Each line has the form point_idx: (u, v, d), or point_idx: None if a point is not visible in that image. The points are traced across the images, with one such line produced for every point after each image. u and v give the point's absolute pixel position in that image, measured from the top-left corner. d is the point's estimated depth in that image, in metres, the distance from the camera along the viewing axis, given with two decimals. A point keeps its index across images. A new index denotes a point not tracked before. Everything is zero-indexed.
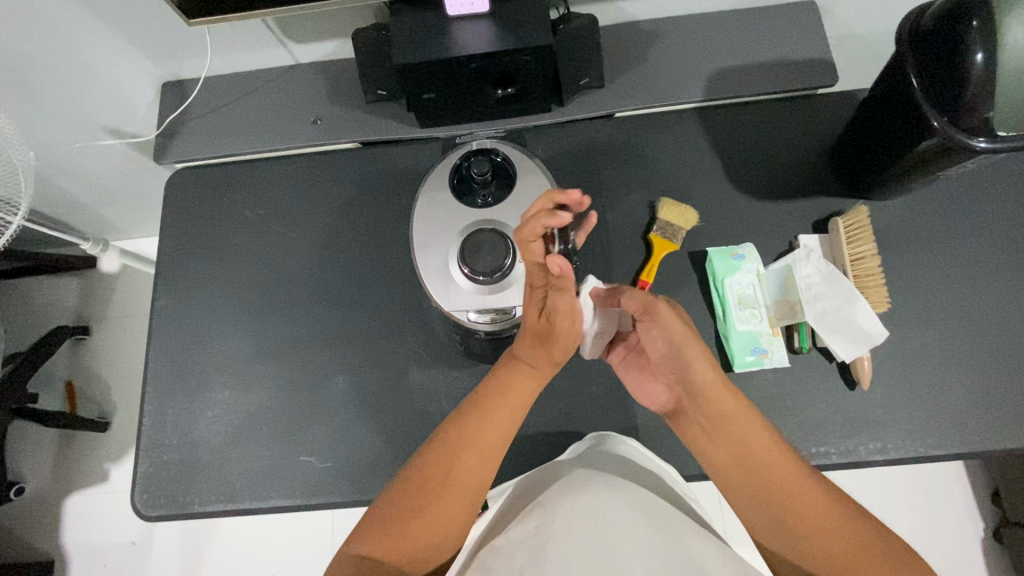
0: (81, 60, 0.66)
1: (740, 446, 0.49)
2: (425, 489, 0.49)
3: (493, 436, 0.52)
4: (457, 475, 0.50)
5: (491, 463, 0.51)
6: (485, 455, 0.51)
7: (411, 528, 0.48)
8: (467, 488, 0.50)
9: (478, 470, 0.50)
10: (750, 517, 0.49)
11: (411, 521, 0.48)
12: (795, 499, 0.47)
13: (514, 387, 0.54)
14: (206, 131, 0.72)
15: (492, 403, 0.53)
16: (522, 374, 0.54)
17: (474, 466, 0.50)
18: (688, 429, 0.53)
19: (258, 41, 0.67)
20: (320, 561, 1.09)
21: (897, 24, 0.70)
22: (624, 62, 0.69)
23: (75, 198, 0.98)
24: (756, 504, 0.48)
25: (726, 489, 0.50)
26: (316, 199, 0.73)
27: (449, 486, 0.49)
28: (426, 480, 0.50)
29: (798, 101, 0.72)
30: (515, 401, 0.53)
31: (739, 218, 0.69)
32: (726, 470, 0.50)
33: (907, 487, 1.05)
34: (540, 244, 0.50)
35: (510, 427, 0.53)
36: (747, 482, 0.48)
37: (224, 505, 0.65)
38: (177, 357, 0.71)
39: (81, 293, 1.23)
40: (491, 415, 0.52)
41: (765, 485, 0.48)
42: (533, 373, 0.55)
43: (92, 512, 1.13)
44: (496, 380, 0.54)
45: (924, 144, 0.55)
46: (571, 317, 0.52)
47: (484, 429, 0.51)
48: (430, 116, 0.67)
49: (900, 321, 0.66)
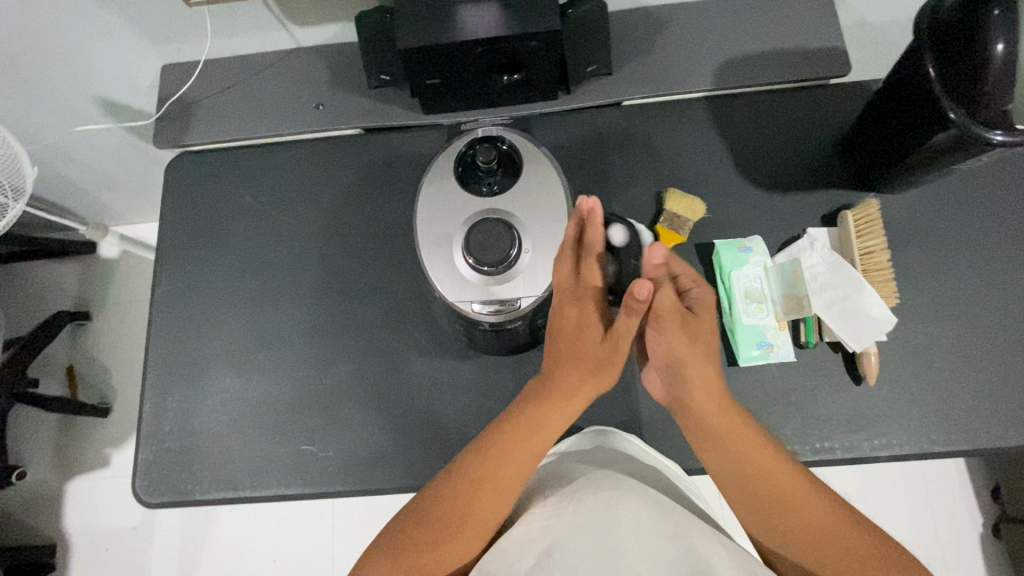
0: (79, 41, 0.65)
1: (742, 460, 0.49)
2: (444, 521, 0.50)
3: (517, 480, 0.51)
4: (476, 514, 0.50)
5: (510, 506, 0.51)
6: (507, 497, 0.51)
7: (428, 556, 0.49)
8: (486, 525, 0.50)
9: (496, 512, 0.51)
10: (748, 517, 0.50)
11: (427, 549, 0.49)
12: (776, 484, 0.48)
13: (542, 428, 0.53)
14: (206, 116, 0.71)
15: (521, 444, 0.52)
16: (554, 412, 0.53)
17: (493, 508, 0.50)
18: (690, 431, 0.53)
19: (259, 23, 0.65)
20: (319, 548, 1.09)
21: (912, 14, 0.68)
22: (633, 49, 0.68)
23: (73, 181, 0.97)
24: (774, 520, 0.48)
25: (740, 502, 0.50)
26: (318, 186, 0.72)
27: (467, 523, 0.50)
28: (445, 511, 0.50)
29: (810, 91, 0.70)
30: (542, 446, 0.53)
31: (748, 209, 0.68)
32: (735, 484, 0.50)
33: (908, 481, 1.05)
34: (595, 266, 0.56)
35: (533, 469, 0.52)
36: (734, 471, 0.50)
37: (225, 492, 0.65)
38: (177, 343, 0.70)
39: (81, 278, 1.22)
40: (516, 459, 0.51)
41: (762, 484, 0.49)
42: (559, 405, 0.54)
43: (94, 496, 1.13)
44: (528, 417, 0.53)
45: (940, 136, 0.54)
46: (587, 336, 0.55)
47: (511, 472, 0.51)
48: (434, 102, 0.66)
49: (908, 316, 0.65)
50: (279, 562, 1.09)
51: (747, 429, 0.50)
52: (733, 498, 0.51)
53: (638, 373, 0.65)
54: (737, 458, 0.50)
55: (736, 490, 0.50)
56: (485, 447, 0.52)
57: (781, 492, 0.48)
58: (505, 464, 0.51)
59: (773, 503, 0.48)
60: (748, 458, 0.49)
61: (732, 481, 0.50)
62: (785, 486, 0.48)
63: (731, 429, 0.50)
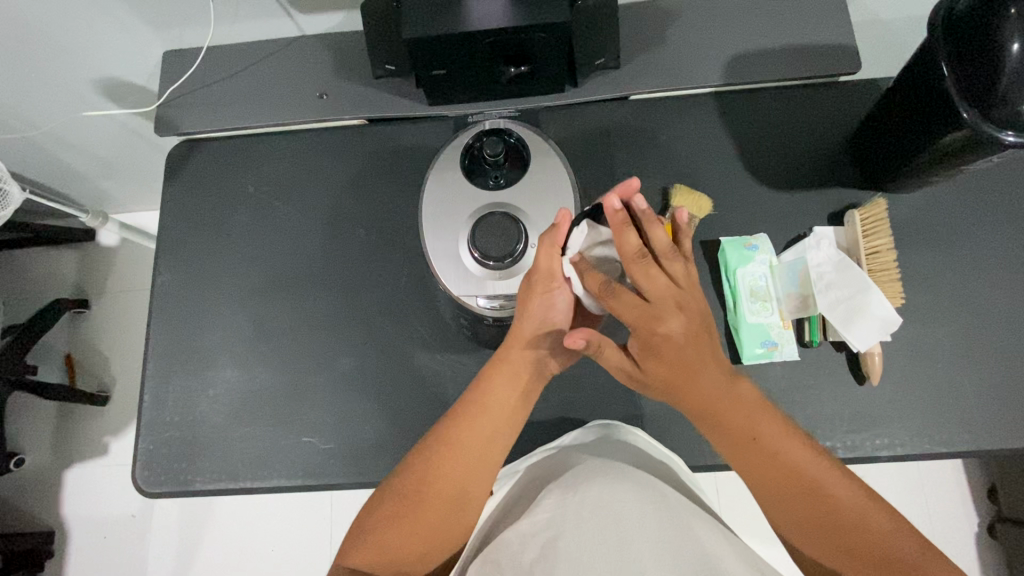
0: (80, 26, 0.64)
1: (767, 453, 0.49)
2: (406, 496, 0.51)
3: (473, 441, 0.52)
4: (440, 483, 0.51)
5: (477, 472, 0.52)
6: (466, 462, 0.52)
7: (392, 534, 0.50)
8: (449, 495, 0.51)
9: (460, 478, 0.52)
10: (782, 526, 0.49)
11: (388, 527, 0.50)
12: (800, 477, 0.48)
13: (489, 390, 0.54)
14: (207, 104, 0.70)
15: (471, 412, 0.53)
16: (499, 374, 0.55)
17: (456, 476, 0.52)
18: (716, 438, 0.51)
19: (261, 10, 0.64)
20: (317, 537, 1.09)
21: (923, 10, 0.68)
22: (642, 42, 0.67)
23: (73, 166, 0.96)
24: (802, 520, 0.48)
25: (768, 505, 0.49)
26: (320, 177, 0.72)
27: (427, 494, 0.51)
28: (410, 487, 0.51)
29: (819, 88, 0.70)
30: (498, 409, 0.54)
31: (754, 206, 0.68)
32: (763, 485, 0.49)
33: (905, 479, 1.05)
34: (585, 281, 0.53)
35: (499, 434, 0.53)
36: (760, 467, 0.49)
37: (224, 483, 0.65)
38: (177, 332, 0.70)
39: (81, 266, 1.22)
40: (471, 423, 0.53)
41: (788, 475, 0.48)
42: (517, 369, 0.55)
43: (92, 484, 1.13)
44: (477, 386, 0.55)
45: (954, 135, 0.53)
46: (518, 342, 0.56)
47: (464, 437, 0.52)
48: (441, 93, 0.65)
49: (913, 318, 0.64)
50: (277, 552, 1.09)
51: (789, 454, 0.49)
52: (767, 504, 0.49)
53: None
54: (762, 451, 0.49)
55: (767, 495, 0.49)
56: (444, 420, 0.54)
57: (806, 487, 0.48)
58: (455, 430, 0.52)
59: (799, 501, 0.48)
60: (803, 494, 0.48)
61: (763, 482, 0.49)
62: (814, 479, 0.48)
63: (775, 472, 0.49)
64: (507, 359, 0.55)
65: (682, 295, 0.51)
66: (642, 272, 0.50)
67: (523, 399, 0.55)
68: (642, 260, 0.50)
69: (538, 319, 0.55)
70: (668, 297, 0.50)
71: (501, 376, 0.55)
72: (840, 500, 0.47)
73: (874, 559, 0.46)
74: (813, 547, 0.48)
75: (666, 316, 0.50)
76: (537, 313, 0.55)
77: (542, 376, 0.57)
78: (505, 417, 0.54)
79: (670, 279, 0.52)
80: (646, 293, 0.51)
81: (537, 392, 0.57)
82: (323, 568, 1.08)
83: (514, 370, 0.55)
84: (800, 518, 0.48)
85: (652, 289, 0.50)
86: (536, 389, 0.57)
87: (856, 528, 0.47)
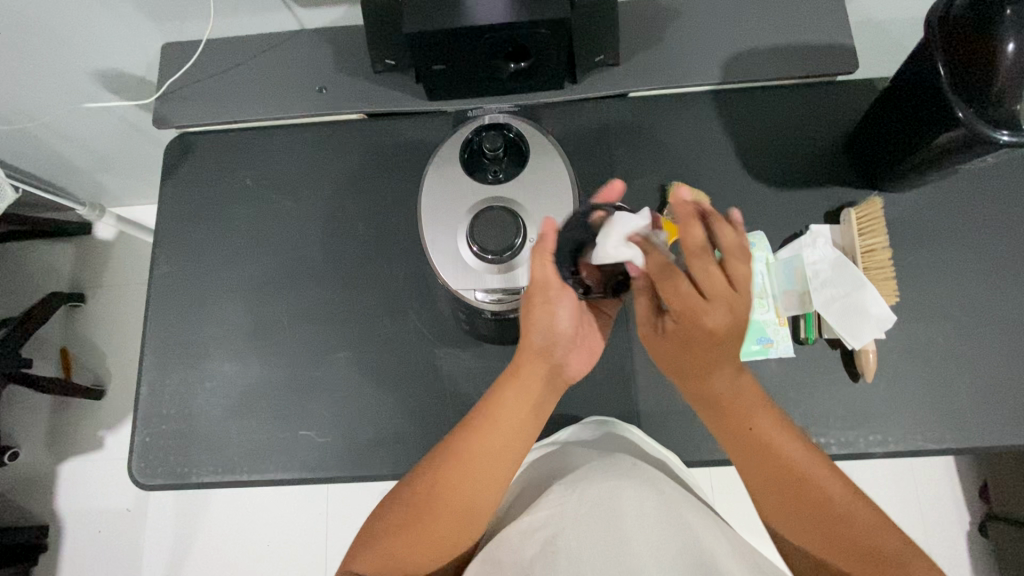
0: (78, 19, 0.64)
1: (761, 445, 0.50)
2: (414, 506, 0.51)
3: (486, 456, 0.52)
4: (449, 496, 0.51)
5: (486, 487, 0.52)
6: (478, 477, 0.52)
7: (399, 544, 0.50)
8: (458, 508, 0.51)
9: (468, 493, 0.51)
10: (771, 513, 0.50)
11: (396, 537, 0.50)
12: (792, 471, 0.49)
13: (502, 404, 0.53)
14: (206, 97, 0.70)
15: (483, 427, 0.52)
16: (512, 387, 0.54)
17: (465, 489, 0.51)
18: (711, 421, 0.53)
19: (260, 4, 0.64)
20: (312, 534, 1.09)
21: (920, 11, 0.68)
22: (641, 40, 0.67)
23: (69, 159, 0.96)
24: (792, 511, 0.48)
25: (759, 494, 0.50)
26: (319, 171, 0.72)
27: (435, 506, 0.51)
28: (418, 498, 0.51)
29: (817, 87, 0.70)
30: (511, 423, 0.53)
31: (752, 203, 0.68)
32: (754, 474, 0.50)
33: (898, 478, 1.06)
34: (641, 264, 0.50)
35: (508, 447, 0.53)
36: (754, 458, 0.50)
37: (222, 476, 0.65)
38: (174, 325, 0.70)
39: (76, 259, 1.21)
40: (483, 437, 0.52)
41: (780, 466, 0.49)
42: (527, 383, 0.54)
43: (87, 478, 1.13)
44: (490, 401, 0.54)
45: (947, 135, 0.54)
46: (531, 310, 0.53)
47: (477, 451, 0.52)
48: (441, 89, 0.66)
49: (908, 315, 0.65)
50: (272, 548, 1.09)
51: (784, 448, 0.49)
52: (758, 493, 0.50)
53: (638, 363, 0.64)
54: (757, 443, 0.50)
55: (756, 484, 0.50)
56: (458, 432, 0.53)
57: (796, 479, 0.49)
58: (468, 444, 0.52)
59: (790, 493, 0.49)
60: (788, 484, 0.49)
61: (755, 471, 0.50)
62: (805, 473, 0.49)
63: (766, 464, 0.50)
64: (519, 371, 0.54)
65: (739, 298, 0.48)
66: (700, 266, 0.47)
67: (535, 413, 0.54)
68: (703, 256, 0.47)
69: (544, 330, 0.53)
70: (724, 297, 0.47)
71: (512, 392, 0.54)
72: (832, 493, 0.48)
73: (864, 551, 0.46)
74: (801, 537, 0.48)
75: (712, 311, 0.47)
76: (541, 327, 0.53)
77: (556, 386, 0.56)
78: (518, 431, 0.53)
79: (732, 280, 0.48)
80: (702, 287, 0.47)
81: (550, 404, 0.56)
82: (318, 564, 1.08)
83: (525, 386, 0.54)
84: (790, 508, 0.49)
85: (711, 284, 0.47)
86: (549, 398, 0.56)
87: (846, 520, 0.47)
